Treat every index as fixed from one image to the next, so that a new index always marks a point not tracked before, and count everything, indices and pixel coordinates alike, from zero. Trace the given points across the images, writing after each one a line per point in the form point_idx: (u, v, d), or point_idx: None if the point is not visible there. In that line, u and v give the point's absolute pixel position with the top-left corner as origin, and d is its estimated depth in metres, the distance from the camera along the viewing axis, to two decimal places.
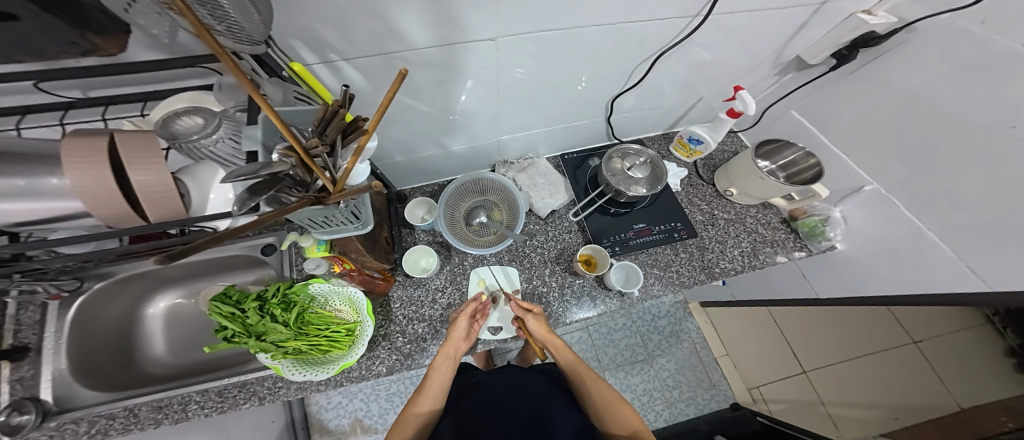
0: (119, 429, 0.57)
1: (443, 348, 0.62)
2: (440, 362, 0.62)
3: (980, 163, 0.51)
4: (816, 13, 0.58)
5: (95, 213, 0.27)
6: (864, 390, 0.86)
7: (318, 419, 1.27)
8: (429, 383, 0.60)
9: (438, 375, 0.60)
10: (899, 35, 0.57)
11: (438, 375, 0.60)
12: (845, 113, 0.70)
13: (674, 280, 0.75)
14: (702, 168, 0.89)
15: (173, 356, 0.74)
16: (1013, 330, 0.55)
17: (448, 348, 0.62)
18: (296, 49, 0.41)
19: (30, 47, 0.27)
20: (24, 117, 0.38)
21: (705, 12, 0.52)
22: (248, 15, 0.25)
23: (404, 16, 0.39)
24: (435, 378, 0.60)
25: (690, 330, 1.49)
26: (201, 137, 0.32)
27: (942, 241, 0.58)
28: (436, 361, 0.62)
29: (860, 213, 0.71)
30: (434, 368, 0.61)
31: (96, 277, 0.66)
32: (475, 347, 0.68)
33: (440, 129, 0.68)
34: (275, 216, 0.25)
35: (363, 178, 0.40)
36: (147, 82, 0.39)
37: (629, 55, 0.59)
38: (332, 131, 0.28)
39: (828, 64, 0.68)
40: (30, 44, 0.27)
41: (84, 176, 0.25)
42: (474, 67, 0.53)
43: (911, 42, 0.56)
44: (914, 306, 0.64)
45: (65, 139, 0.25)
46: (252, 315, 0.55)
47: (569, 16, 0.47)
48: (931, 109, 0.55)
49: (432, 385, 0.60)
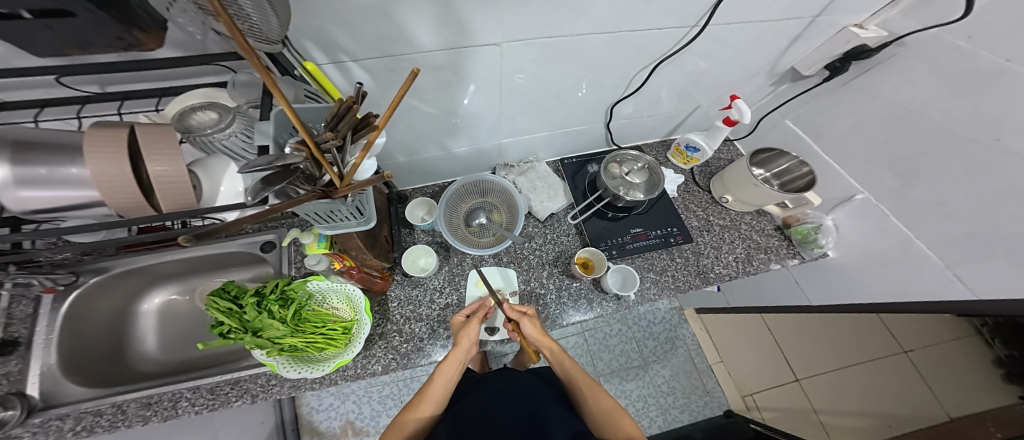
0: (106, 426, 0.56)
1: (451, 351, 0.62)
2: (445, 367, 0.60)
3: (967, 174, 0.52)
4: (811, 25, 0.60)
5: (111, 202, 0.27)
6: (857, 398, 0.83)
7: (309, 420, 1.26)
8: (429, 386, 0.60)
9: (442, 378, 0.60)
10: (888, 50, 0.60)
11: (441, 379, 0.59)
12: (838, 123, 0.72)
13: (670, 285, 0.76)
14: (699, 175, 0.91)
15: (166, 353, 0.73)
16: (1001, 340, 0.51)
17: (457, 354, 0.61)
18: (309, 50, 0.42)
19: (76, 40, 0.29)
20: (42, 109, 0.39)
21: (704, 22, 0.54)
22: (267, 16, 0.26)
23: (415, 20, 0.41)
24: (438, 379, 0.60)
25: (685, 336, 1.51)
26: (215, 131, 0.34)
27: (930, 250, 0.60)
28: (442, 366, 0.61)
29: (849, 221, 0.74)
30: (440, 373, 0.60)
31: (92, 271, 0.65)
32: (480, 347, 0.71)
33: (444, 131, 0.69)
34: (285, 207, 0.26)
35: (370, 174, 0.41)
36: (163, 78, 0.40)
37: (630, 62, 0.61)
38: (344, 127, 0.29)
39: (822, 75, 0.70)
40: (73, 38, 0.28)
41: (102, 166, 0.25)
42: (479, 71, 0.54)
43: (901, 55, 0.58)
44: (904, 315, 0.64)
45: (87, 132, 0.25)
46: (250, 310, 0.56)
47: (571, 23, 0.48)
48: (920, 121, 0.57)
49: (433, 388, 0.60)
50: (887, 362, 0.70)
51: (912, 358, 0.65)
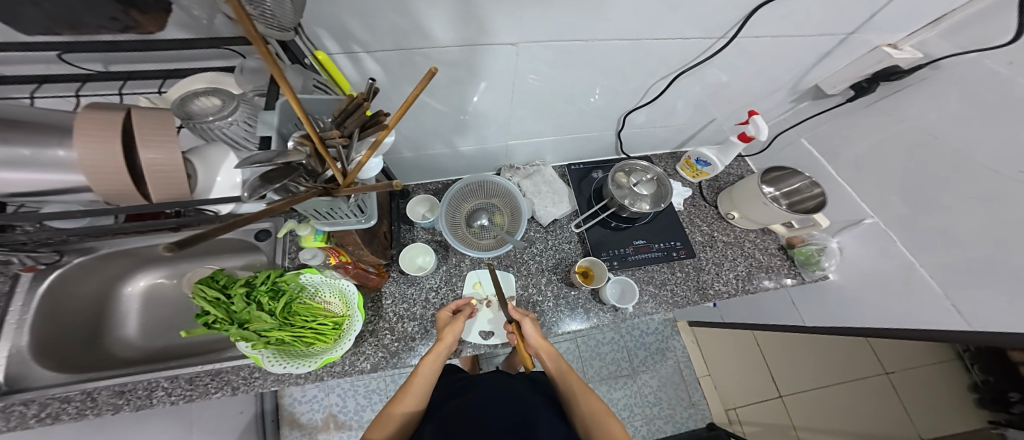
0: (72, 414, 0.54)
1: (435, 344, 0.62)
2: (428, 360, 0.60)
3: (981, 205, 0.52)
4: (842, 43, 0.60)
5: (97, 189, 0.25)
6: (830, 416, 0.87)
7: (290, 412, 1.24)
8: (414, 381, 0.59)
9: (425, 371, 0.59)
10: (921, 72, 0.58)
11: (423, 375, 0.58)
12: (855, 146, 0.71)
13: (668, 300, 0.75)
14: (706, 189, 0.90)
15: (144, 338, 0.70)
16: (981, 366, 0.52)
17: (440, 347, 0.61)
18: (321, 38, 0.40)
19: None
20: (41, 86, 0.37)
21: (731, 34, 0.52)
22: (282, 3, 0.25)
23: (434, 12, 0.39)
24: (422, 372, 0.59)
25: (676, 348, 1.51)
26: (215, 118, 0.32)
27: (933, 278, 0.60)
28: (425, 358, 0.60)
29: (856, 244, 0.73)
30: (422, 365, 0.59)
31: (77, 251, 0.63)
32: (462, 349, 0.68)
33: (452, 128, 0.67)
34: (286, 204, 0.25)
35: (376, 173, 0.38)
36: (168, 60, 0.38)
37: (648, 70, 0.59)
38: (352, 124, 0.28)
39: (846, 95, 0.69)
40: None
41: (90, 149, 0.23)
42: (492, 69, 0.52)
43: (934, 79, 0.56)
44: (888, 339, 0.66)
45: (80, 113, 0.24)
46: (238, 301, 0.54)
47: (592, 27, 0.46)
48: (944, 147, 0.56)
49: (415, 381, 0.58)
50: (871, 381, 0.70)
51: (892, 380, 0.65)
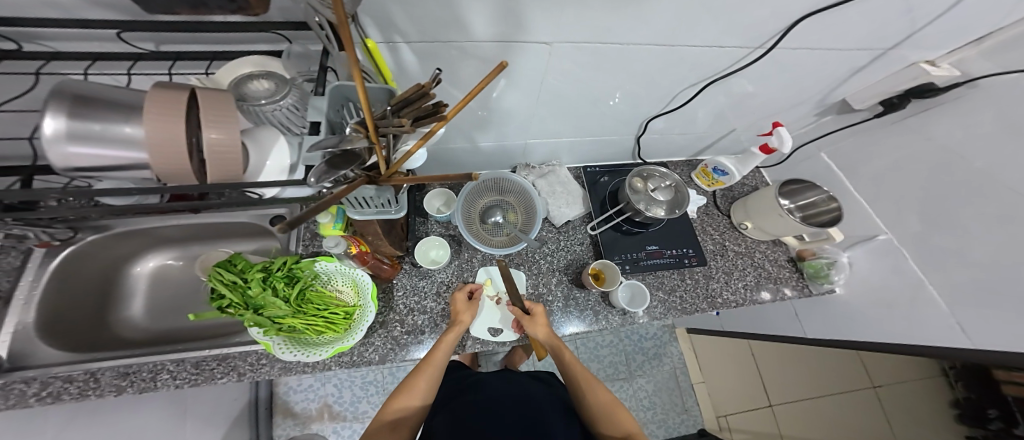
0: (74, 394, 0.53)
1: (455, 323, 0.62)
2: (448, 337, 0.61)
3: (1000, 226, 0.53)
4: (879, 58, 0.60)
5: (156, 168, 0.25)
6: (818, 427, 0.92)
7: (284, 401, 1.23)
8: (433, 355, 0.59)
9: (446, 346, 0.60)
10: (957, 90, 0.59)
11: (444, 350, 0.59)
12: (876, 162, 0.72)
13: (676, 306, 0.76)
14: (720, 198, 0.91)
15: (149, 320, 0.70)
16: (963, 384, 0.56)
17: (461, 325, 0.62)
18: (364, 26, 0.39)
19: None
20: (94, 62, 0.37)
21: (768, 44, 0.53)
22: None
23: (486, 6, 0.38)
24: (442, 347, 0.60)
25: (673, 354, 1.52)
26: (268, 102, 0.32)
27: (941, 297, 0.61)
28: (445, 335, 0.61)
29: (865, 260, 0.74)
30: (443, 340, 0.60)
31: (91, 229, 0.62)
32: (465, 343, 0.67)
33: (475, 123, 0.67)
34: (342, 193, 0.26)
35: (420, 163, 0.39)
36: (217, 40, 0.37)
37: (678, 77, 0.59)
38: (409, 112, 0.29)
39: (874, 110, 0.70)
40: None
41: (157, 127, 0.23)
42: (526, 67, 0.52)
43: (969, 97, 0.57)
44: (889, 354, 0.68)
45: (151, 91, 0.24)
46: (256, 286, 0.53)
47: (632, 31, 0.46)
48: (968, 167, 0.57)
49: (436, 356, 0.59)
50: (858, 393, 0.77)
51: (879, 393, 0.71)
